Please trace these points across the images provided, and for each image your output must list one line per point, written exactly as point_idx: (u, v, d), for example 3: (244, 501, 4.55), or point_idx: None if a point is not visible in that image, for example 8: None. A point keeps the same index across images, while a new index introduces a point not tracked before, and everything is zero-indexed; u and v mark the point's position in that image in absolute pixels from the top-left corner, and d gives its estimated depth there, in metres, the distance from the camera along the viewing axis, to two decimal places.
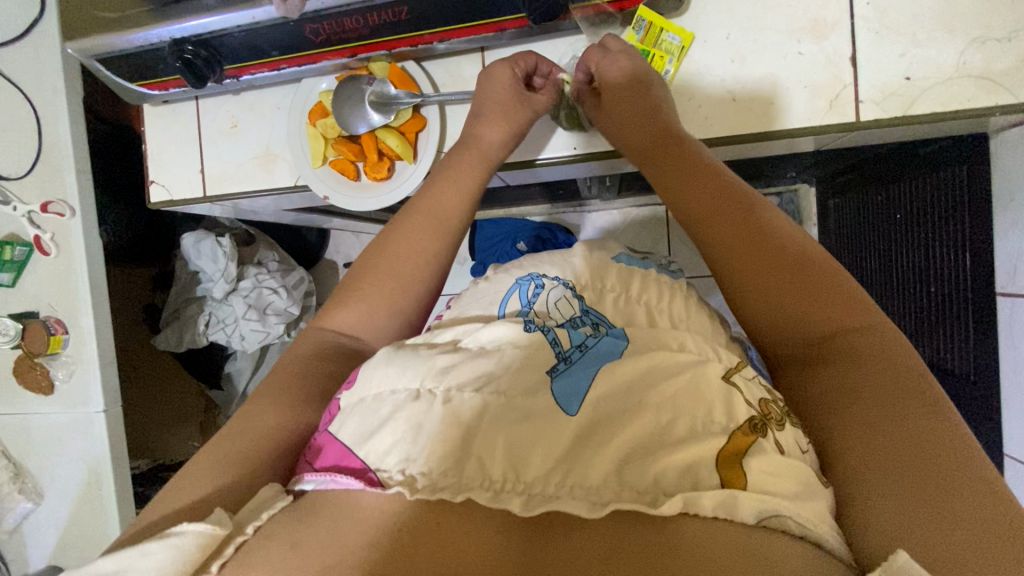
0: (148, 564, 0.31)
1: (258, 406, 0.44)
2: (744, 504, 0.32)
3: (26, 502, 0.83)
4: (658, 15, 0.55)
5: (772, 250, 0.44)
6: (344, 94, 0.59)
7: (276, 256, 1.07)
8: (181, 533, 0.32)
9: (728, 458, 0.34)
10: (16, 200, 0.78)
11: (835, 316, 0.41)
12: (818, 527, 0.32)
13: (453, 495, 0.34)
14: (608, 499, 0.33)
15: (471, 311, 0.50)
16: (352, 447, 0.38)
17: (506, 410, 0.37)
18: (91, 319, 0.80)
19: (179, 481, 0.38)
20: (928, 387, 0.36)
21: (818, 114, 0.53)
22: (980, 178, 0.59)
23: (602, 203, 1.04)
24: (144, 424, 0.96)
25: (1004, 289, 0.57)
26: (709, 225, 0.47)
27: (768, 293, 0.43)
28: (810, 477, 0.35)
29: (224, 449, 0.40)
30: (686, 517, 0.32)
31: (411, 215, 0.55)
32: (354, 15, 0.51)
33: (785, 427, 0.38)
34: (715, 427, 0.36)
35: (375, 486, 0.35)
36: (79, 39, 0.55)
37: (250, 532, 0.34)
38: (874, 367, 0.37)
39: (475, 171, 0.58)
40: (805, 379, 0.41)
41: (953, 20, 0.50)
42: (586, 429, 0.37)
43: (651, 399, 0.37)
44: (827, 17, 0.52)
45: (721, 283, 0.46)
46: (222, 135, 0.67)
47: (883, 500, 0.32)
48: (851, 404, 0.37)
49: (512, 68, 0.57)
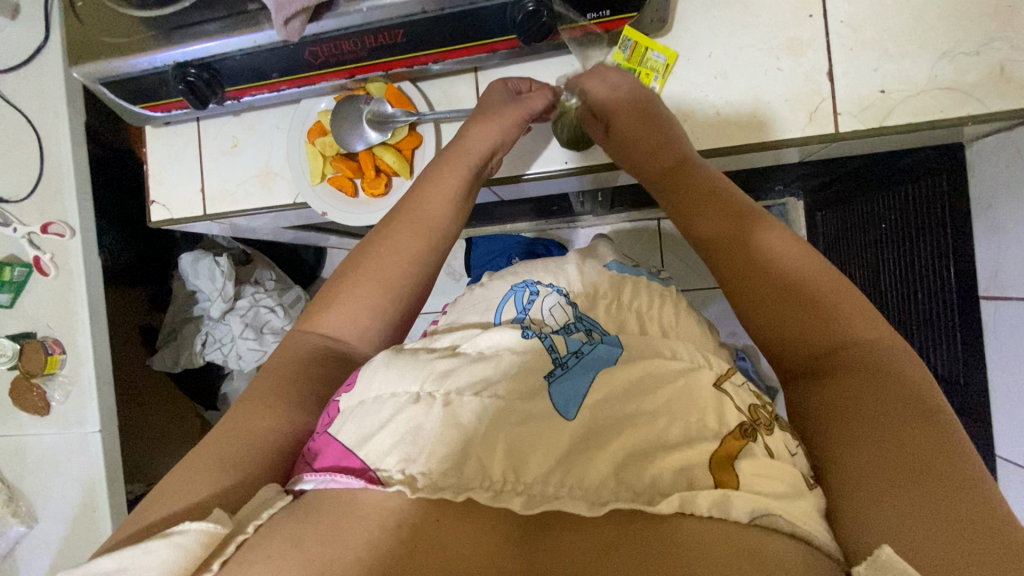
0: (151, 562, 0.31)
1: (249, 408, 0.44)
2: (737, 502, 0.33)
3: (20, 527, 0.82)
4: (642, 35, 0.57)
5: (772, 270, 0.45)
6: (342, 114, 0.61)
7: (274, 275, 1.08)
8: (183, 532, 0.32)
9: (721, 461, 0.35)
10: (16, 221, 0.79)
11: (839, 333, 0.42)
12: (806, 525, 0.33)
13: (454, 494, 0.35)
14: (607, 499, 0.34)
15: (468, 317, 0.50)
16: (352, 447, 0.38)
17: (506, 414, 0.38)
18: (88, 337, 0.81)
19: (167, 489, 0.38)
20: (927, 400, 0.36)
21: (801, 127, 0.55)
22: (958, 188, 0.61)
23: (594, 219, 1.06)
24: (146, 450, 0.94)
25: (988, 293, 0.58)
26: (719, 241, 0.48)
27: (771, 312, 0.44)
28: (797, 480, 0.36)
29: (219, 453, 0.40)
30: (682, 517, 0.33)
31: (400, 216, 0.55)
32: (352, 38, 0.53)
33: (774, 432, 0.39)
34: (708, 433, 0.37)
35: (376, 484, 0.35)
36: (83, 65, 0.56)
37: (250, 532, 0.34)
38: (875, 381, 0.38)
39: (461, 172, 0.57)
40: (804, 394, 0.42)
41: (923, 36, 0.52)
42: (584, 431, 0.37)
43: (647, 405, 0.38)
44: (803, 36, 0.55)
45: (728, 295, 0.47)
46: (223, 155, 0.68)
47: (878, 504, 0.33)
48: (850, 418, 0.38)
49: (506, 84, 0.59)
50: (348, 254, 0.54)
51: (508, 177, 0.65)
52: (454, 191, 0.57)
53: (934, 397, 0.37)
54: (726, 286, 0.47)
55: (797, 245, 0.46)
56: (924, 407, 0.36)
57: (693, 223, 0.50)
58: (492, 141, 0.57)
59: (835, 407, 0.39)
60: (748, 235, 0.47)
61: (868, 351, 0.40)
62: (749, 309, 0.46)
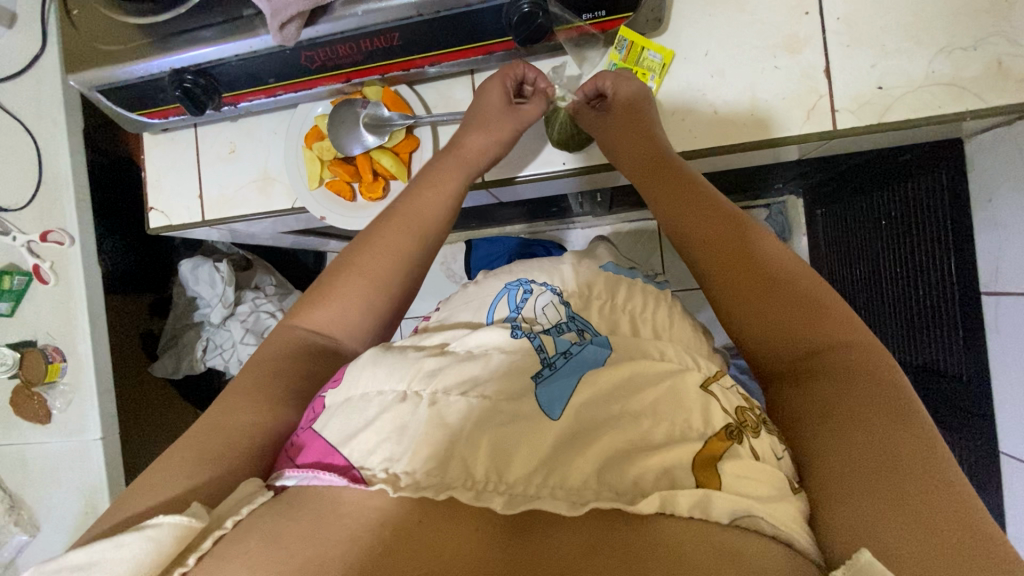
0: (123, 556, 0.30)
1: (233, 402, 0.44)
2: (718, 503, 0.32)
3: (22, 535, 0.82)
4: (638, 35, 0.57)
5: (756, 272, 0.44)
6: (338, 118, 0.61)
7: (274, 279, 1.09)
8: (156, 526, 0.32)
9: (704, 461, 0.35)
10: (15, 229, 0.79)
11: (823, 338, 0.41)
12: (789, 527, 0.33)
13: (435, 493, 0.34)
14: (588, 499, 0.33)
15: (460, 316, 0.50)
16: (335, 445, 0.37)
17: (491, 415, 0.37)
18: (88, 345, 0.81)
19: (141, 492, 0.37)
20: (908, 406, 0.36)
21: (798, 124, 0.55)
22: (959, 183, 0.61)
23: (592, 220, 1.06)
24: (146, 455, 0.94)
25: (988, 287, 0.58)
26: (705, 251, 0.47)
27: (753, 313, 0.44)
28: (783, 483, 0.36)
29: (205, 451, 0.39)
30: (662, 517, 0.32)
31: (395, 217, 0.54)
32: (349, 42, 0.53)
33: (761, 434, 0.38)
34: (693, 433, 0.37)
35: (359, 482, 0.35)
36: (79, 73, 0.56)
37: (228, 526, 0.33)
38: (857, 385, 0.38)
39: (460, 181, 0.57)
40: (786, 399, 0.42)
41: (920, 32, 0.52)
42: (571, 432, 0.37)
43: (633, 406, 0.38)
44: (799, 34, 0.55)
45: (708, 295, 0.47)
46: (219, 161, 0.68)
47: (858, 506, 0.33)
48: (831, 421, 0.37)
49: (502, 83, 0.58)
50: (341, 253, 0.54)
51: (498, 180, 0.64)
52: (448, 198, 0.57)
53: (908, 397, 0.37)
54: (707, 288, 0.47)
55: (779, 251, 0.46)
56: (906, 412, 0.36)
57: (675, 224, 0.50)
58: (495, 147, 0.58)
59: (817, 410, 0.39)
60: (733, 238, 0.47)
61: (853, 355, 0.40)
62: (730, 310, 0.45)
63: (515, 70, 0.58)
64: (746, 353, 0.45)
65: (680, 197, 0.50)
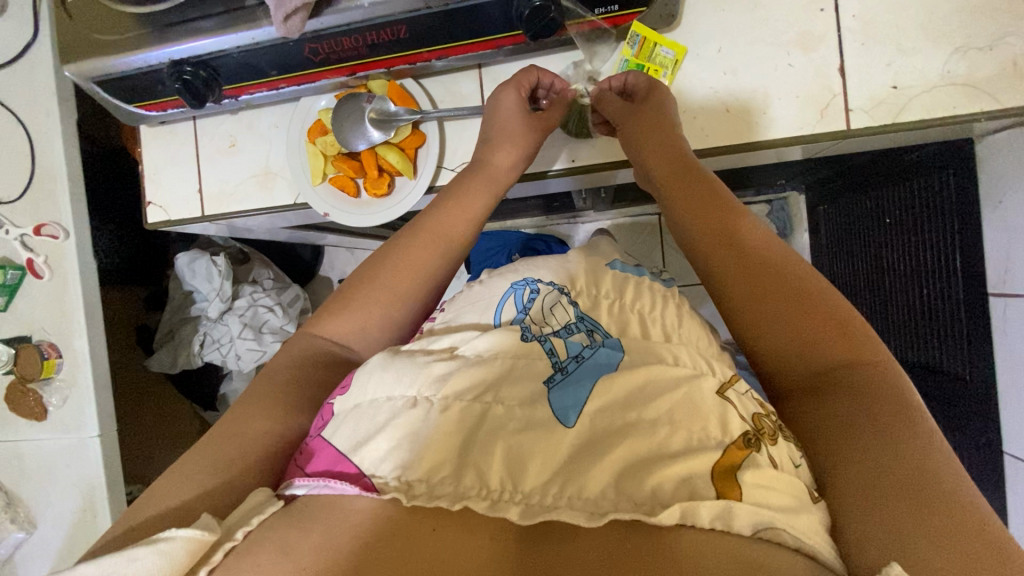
0: (135, 571, 0.29)
1: (241, 410, 0.43)
2: (740, 515, 0.32)
3: (19, 532, 0.81)
4: (652, 31, 0.56)
5: (771, 277, 0.44)
6: (344, 112, 0.60)
7: (272, 273, 1.07)
8: (167, 539, 0.30)
9: (723, 471, 0.34)
10: (8, 222, 0.77)
11: (837, 349, 0.41)
12: (812, 540, 0.32)
13: (450, 503, 0.33)
14: (607, 509, 0.33)
15: (468, 316, 0.49)
16: (345, 453, 0.36)
17: (504, 422, 0.37)
18: (85, 341, 0.80)
19: (149, 503, 0.36)
20: (920, 419, 0.36)
21: (811, 123, 0.54)
22: (967, 185, 0.61)
23: (595, 215, 1.05)
24: (144, 450, 0.93)
25: (997, 289, 0.58)
26: (721, 256, 0.46)
27: (767, 319, 0.43)
28: (802, 493, 0.35)
29: (213, 458, 0.38)
30: (683, 529, 0.32)
31: (414, 231, 0.53)
32: (353, 35, 0.51)
33: (777, 442, 0.38)
34: (711, 442, 0.36)
35: (371, 491, 0.34)
36: (74, 62, 0.54)
37: (239, 537, 0.32)
38: (871, 399, 0.38)
39: (486, 199, 0.57)
40: (801, 408, 0.41)
41: (936, 30, 0.52)
42: (586, 439, 0.36)
43: (647, 414, 0.37)
44: (814, 30, 0.54)
45: (719, 297, 0.46)
46: (220, 154, 0.67)
47: (881, 517, 0.32)
48: (849, 433, 0.37)
49: (518, 91, 0.57)
50: (362, 264, 0.53)
51: (531, 176, 0.64)
52: (470, 215, 0.55)
53: (918, 413, 0.37)
54: (717, 291, 0.46)
55: (790, 258, 0.46)
56: (917, 426, 0.36)
57: (691, 225, 0.49)
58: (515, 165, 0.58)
59: (834, 422, 0.38)
60: (744, 244, 0.46)
61: (861, 369, 0.40)
62: (742, 316, 0.44)
63: (527, 80, 0.57)
64: (755, 361, 0.45)
65: (693, 199, 0.50)
